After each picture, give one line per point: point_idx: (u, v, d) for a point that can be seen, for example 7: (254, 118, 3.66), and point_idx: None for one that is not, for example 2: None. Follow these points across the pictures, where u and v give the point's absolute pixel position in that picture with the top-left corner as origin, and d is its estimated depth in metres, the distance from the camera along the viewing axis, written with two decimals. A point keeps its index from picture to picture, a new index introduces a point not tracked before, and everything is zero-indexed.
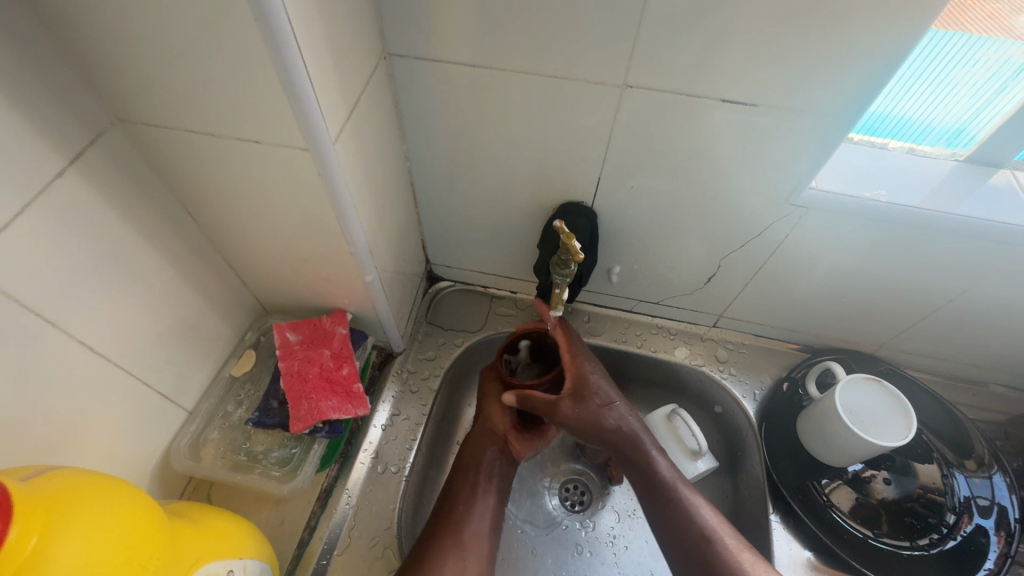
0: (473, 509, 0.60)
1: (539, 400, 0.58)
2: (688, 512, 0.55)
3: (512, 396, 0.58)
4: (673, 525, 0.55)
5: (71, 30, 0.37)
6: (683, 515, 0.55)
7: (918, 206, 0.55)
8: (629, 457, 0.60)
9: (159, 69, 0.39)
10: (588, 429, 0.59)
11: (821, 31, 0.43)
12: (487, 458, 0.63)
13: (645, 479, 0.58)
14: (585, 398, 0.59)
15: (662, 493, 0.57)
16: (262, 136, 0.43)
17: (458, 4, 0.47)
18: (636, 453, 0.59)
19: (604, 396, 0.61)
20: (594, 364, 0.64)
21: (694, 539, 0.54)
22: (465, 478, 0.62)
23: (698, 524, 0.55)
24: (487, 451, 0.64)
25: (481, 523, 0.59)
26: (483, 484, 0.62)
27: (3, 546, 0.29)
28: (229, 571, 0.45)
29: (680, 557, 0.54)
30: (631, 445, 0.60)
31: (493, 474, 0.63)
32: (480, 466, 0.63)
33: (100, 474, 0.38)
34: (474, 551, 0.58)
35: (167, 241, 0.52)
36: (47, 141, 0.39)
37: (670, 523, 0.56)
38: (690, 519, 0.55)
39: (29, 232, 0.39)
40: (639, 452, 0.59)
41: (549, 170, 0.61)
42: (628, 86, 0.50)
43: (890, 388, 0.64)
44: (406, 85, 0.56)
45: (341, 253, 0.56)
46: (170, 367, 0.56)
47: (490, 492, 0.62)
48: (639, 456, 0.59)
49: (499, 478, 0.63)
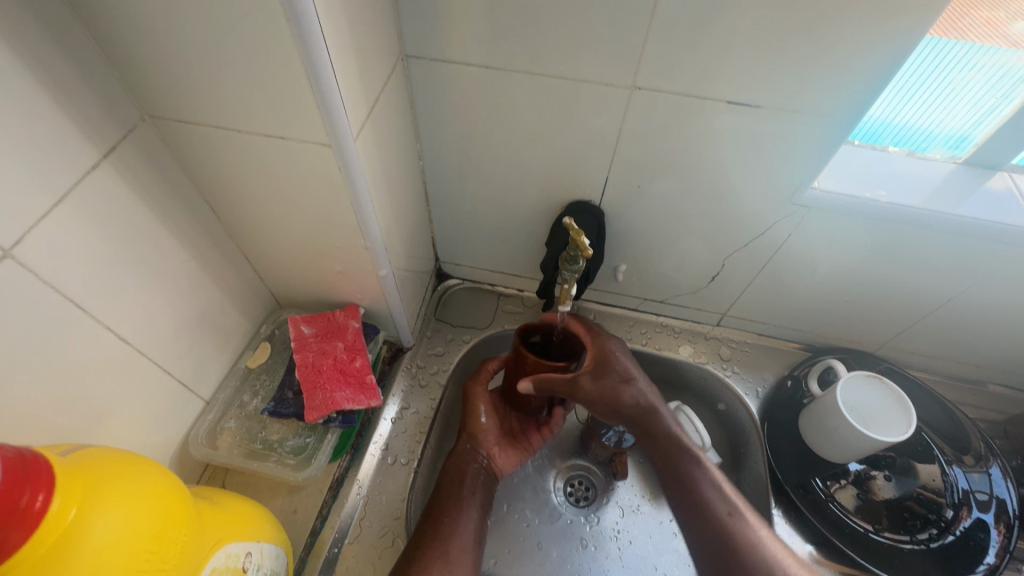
0: (460, 520, 0.59)
1: (557, 379, 0.58)
2: (710, 487, 0.55)
3: (528, 384, 0.59)
4: (694, 500, 0.54)
5: (109, 30, 0.39)
6: (706, 491, 0.54)
7: (917, 206, 0.56)
8: (653, 432, 0.59)
9: (192, 66, 0.40)
10: (610, 404, 0.59)
11: (824, 34, 0.45)
12: (468, 471, 0.64)
13: (668, 455, 0.57)
14: (605, 375, 0.59)
15: (687, 467, 0.56)
16: (287, 133, 0.44)
17: (475, 7, 0.49)
18: (660, 429, 0.58)
19: (626, 373, 0.60)
20: (617, 343, 0.64)
21: (719, 513, 0.53)
22: (452, 490, 0.62)
23: (723, 498, 0.54)
24: (470, 464, 0.65)
25: (466, 535, 0.58)
26: (467, 496, 0.61)
27: (46, 516, 0.31)
28: (247, 553, 0.47)
29: (699, 534, 0.53)
30: (655, 422, 0.59)
31: (477, 488, 0.63)
32: (464, 480, 0.63)
33: (129, 454, 0.39)
34: (465, 561, 0.56)
35: (190, 235, 0.54)
36: (84, 135, 0.41)
37: (692, 498, 0.55)
38: (713, 494, 0.54)
39: (65, 222, 0.41)
40: (664, 428, 0.58)
41: (558, 170, 0.63)
42: (637, 88, 0.52)
43: (890, 384, 0.66)
44: (421, 86, 0.57)
45: (356, 248, 0.57)
46: (190, 357, 0.58)
47: (474, 505, 0.61)
48: (663, 433, 0.58)
49: (484, 492, 0.63)
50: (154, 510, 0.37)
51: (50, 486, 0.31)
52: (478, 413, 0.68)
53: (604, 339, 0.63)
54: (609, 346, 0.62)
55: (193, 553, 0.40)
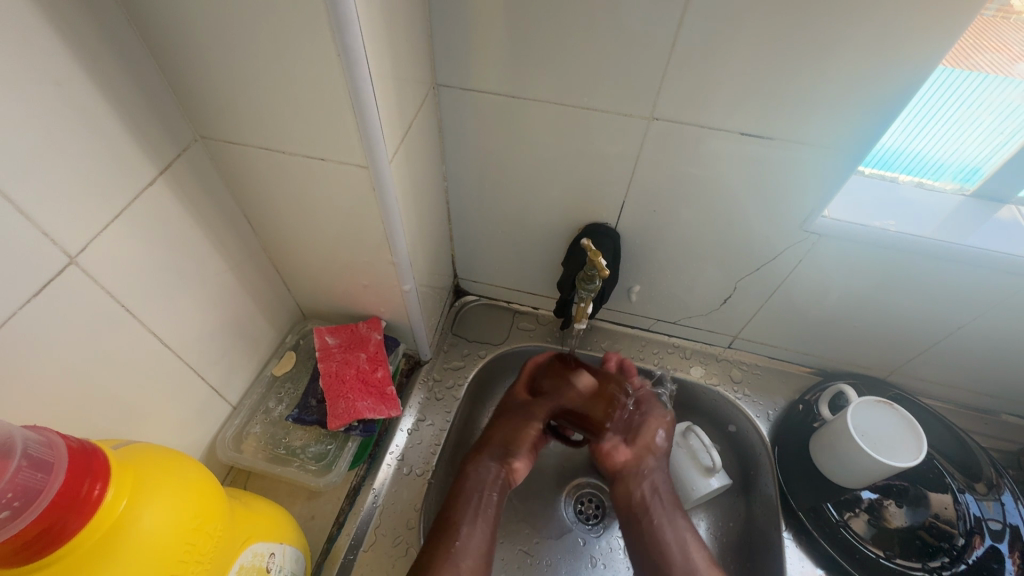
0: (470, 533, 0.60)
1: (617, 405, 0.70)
2: (674, 528, 0.65)
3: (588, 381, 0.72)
4: (647, 540, 0.64)
5: (173, 58, 0.43)
6: (681, 549, 0.63)
7: (926, 236, 0.58)
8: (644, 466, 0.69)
9: (246, 93, 0.44)
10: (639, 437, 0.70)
11: (829, 70, 0.48)
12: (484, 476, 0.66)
13: (640, 500, 0.68)
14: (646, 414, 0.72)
15: (659, 518, 0.66)
16: (328, 154, 0.48)
17: (502, 41, 0.52)
18: (646, 482, 0.69)
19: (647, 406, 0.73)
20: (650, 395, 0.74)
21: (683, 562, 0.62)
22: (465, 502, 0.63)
23: (678, 536, 0.64)
24: (486, 470, 0.66)
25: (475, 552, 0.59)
26: (479, 507, 0.63)
27: (102, 504, 0.33)
28: (272, 553, 0.49)
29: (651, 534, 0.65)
30: (648, 461, 0.70)
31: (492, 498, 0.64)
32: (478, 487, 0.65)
33: (173, 452, 0.42)
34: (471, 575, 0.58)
35: (228, 246, 0.57)
36: (144, 152, 0.45)
37: (642, 540, 0.65)
38: (665, 529, 0.65)
39: (123, 231, 0.44)
40: (656, 466, 0.69)
41: (577, 194, 0.66)
42: (655, 118, 0.55)
43: (920, 429, 0.65)
44: (449, 113, 0.61)
45: (383, 263, 0.60)
46: (221, 362, 0.61)
47: (487, 519, 0.62)
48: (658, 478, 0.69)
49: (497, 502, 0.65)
50: (195, 504, 0.39)
51: (106, 477, 0.34)
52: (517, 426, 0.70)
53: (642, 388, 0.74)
54: (641, 397, 0.74)
55: (226, 549, 0.42)
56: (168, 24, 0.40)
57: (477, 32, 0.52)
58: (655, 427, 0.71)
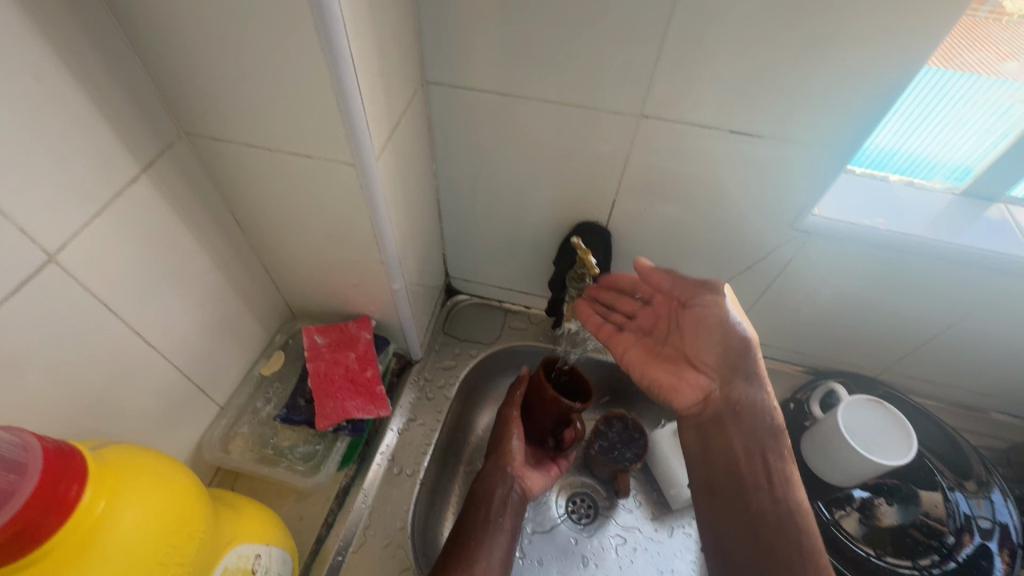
0: (485, 544, 0.60)
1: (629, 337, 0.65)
2: (783, 487, 0.56)
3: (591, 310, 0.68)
4: (755, 508, 0.56)
5: (156, 53, 0.42)
6: (795, 518, 0.54)
7: (915, 235, 0.58)
8: (731, 398, 0.58)
9: (230, 90, 0.44)
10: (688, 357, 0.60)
11: (818, 67, 0.47)
12: (499, 495, 0.64)
13: (740, 450, 0.57)
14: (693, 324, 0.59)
15: (762, 481, 0.56)
16: (315, 151, 0.47)
17: (491, 38, 0.52)
18: (741, 420, 0.58)
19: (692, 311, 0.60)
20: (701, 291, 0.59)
21: (796, 530, 0.54)
22: (478, 513, 0.63)
23: (785, 505, 0.55)
24: (500, 487, 0.65)
25: (491, 562, 0.59)
26: (494, 519, 0.62)
27: (79, 506, 0.33)
28: (258, 555, 0.48)
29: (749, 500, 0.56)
30: (736, 388, 0.58)
31: (506, 511, 0.63)
32: (492, 501, 0.64)
33: (154, 453, 0.42)
34: None
35: (215, 245, 0.57)
36: (127, 149, 0.44)
37: (751, 504, 0.56)
38: (769, 514, 0.55)
39: (105, 230, 0.44)
40: (745, 400, 0.58)
41: (567, 193, 0.66)
42: (645, 116, 0.55)
43: (910, 426, 0.65)
44: (438, 110, 0.60)
45: (372, 262, 0.60)
46: (208, 362, 0.60)
47: (502, 531, 0.62)
48: (749, 410, 0.58)
49: (513, 513, 0.64)
50: (176, 505, 0.39)
51: (83, 478, 0.34)
52: (509, 438, 0.68)
53: (698, 299, 0.59)
54: (694, 311, 0.59)
55: (208, 551, 0.41)
56: (150, 18, 0.40)
57: (466, 29, 0.52)
58: (719, 346, 0.57)
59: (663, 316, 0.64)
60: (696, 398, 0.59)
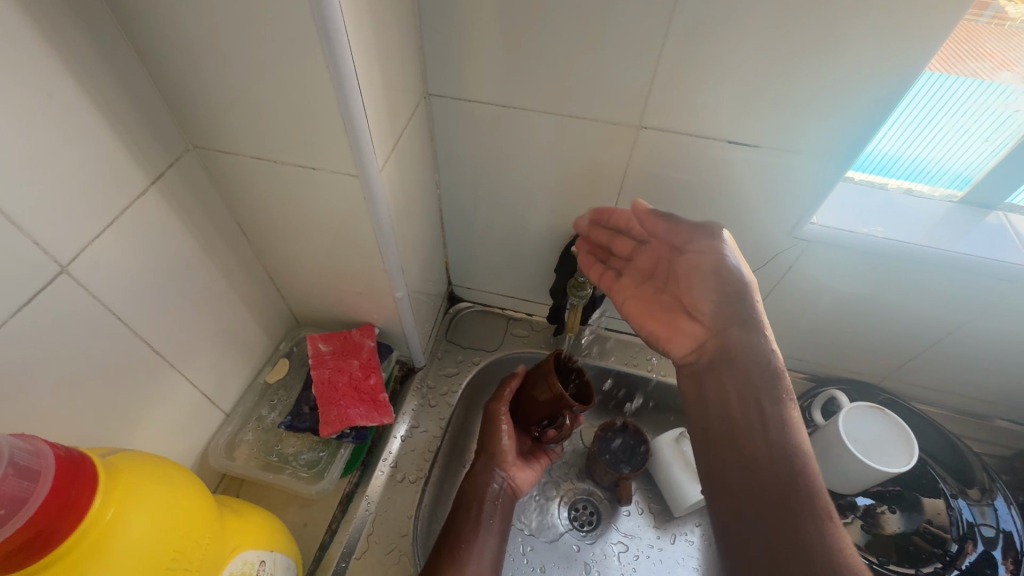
0: (478, 543, 0.60)
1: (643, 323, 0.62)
2: (777, 434, 0.50)
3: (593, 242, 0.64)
4: (746, 456, 0.50)
5: (165, 70, 0.44)
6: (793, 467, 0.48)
7: (914, 242, 0.58)
8: (725, 346, 0.54)
9: (237, 105, 0.45)
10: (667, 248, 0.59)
11: (813, 79, 0.48)
12: (488, 493, 0.65)
13: (735, 398, 0.53)
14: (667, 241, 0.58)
15: (757, 424, 0.51)
16: (319, 164, 0.48)
17: (491, 52, 0.53)
18: (733, 374, 0.53)
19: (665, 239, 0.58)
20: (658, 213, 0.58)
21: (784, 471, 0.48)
22: (469, 513, 0.63)
23: (782, 449, 0.49)
24: (490, 485, 0.65)
25: (483, 561, 0.59)
26: (486, 518, 0.63)
27: (89, 512, 0.34)
28: (262, 561, 0.48)
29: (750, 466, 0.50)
30: (732, 336, 0.54)
31: (496, 510, 0.64)
32: (483, 500, 0.64)
33: (162, 460, 0.42)
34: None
35: (221, 254, 0.58)
36: (136, 163, 0.45)
37: (743, 450, 0.51)
38: (762, 451, 0.50)
39: (115, 241, 0.45)
40: (744, 345, 0.53)
41: (568, 202, 0.66)
42: (644, 126, 0.56)
43: (910, 432, 0.65)
44: (440, 122, 0.61)
45: (375, 271, 0.60)
46: (214, 370, 0.61)
47: (493, 529, 0.62)
48: (744, 360, 0.53)
49: (503, 515, 0.64)
50: (183, 511, 0.39)
51: (94, 485, 0.34)
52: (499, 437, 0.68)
53: (692, 243, 0.56)
54: (691, 258, 0.56)
55: (213, 556, 0.42)
56: (161, 35, 0.41)
57: (467, 43, 0.53)
58: (715, 292, 0.55)
59: (663, 261, 0.61)
60: (690, 346, 0.58)
